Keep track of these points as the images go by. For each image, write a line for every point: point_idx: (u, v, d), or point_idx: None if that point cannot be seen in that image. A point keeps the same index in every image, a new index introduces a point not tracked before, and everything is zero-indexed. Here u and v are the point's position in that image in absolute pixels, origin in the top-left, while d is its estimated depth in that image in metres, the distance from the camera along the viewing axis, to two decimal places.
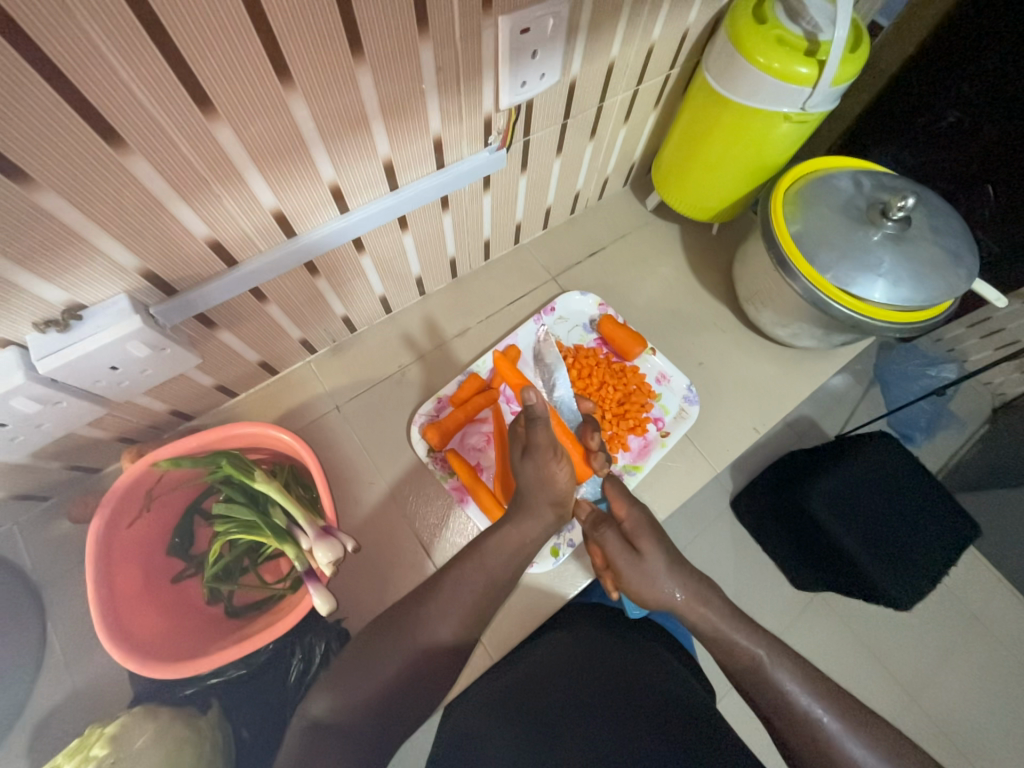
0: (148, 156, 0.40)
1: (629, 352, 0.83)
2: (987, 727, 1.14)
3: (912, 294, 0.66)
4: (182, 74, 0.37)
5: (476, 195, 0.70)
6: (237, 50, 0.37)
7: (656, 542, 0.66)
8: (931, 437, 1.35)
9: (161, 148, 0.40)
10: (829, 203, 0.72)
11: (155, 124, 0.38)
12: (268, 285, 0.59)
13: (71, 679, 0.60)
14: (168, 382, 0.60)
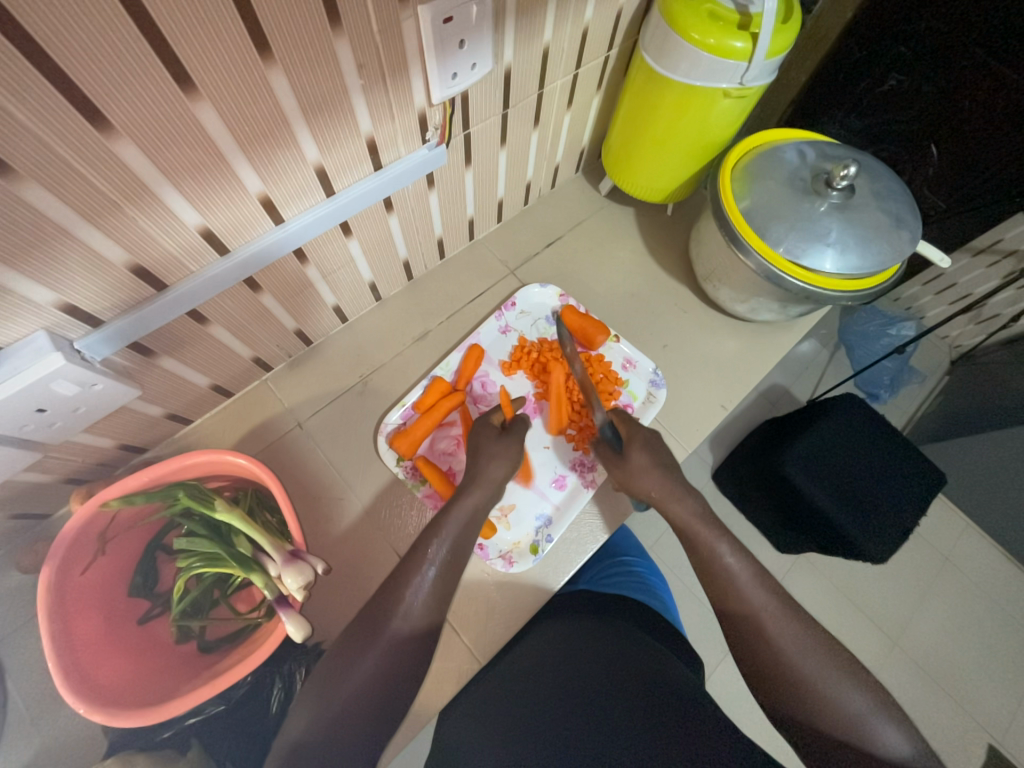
0: (43, 182, 0.37)
1: (592, 341, 0.82)
2: (964, 664, 1.20)
3: (860, 261, 0.67)
4: (66, 91, 0.33)
5: (421, 194, 0.68)
6: (127, 60, 0.34)
7: (651, 448, 0.68)
8: (894, 394, 1.39)
9: (57, 172, 0.37)
10: (775, 177, 0.72)
11: (46, 148, 0.35)
12: (206, 307, 0.56)
13: (40, 735, 0.57)
14: (109, 416, 0.57)
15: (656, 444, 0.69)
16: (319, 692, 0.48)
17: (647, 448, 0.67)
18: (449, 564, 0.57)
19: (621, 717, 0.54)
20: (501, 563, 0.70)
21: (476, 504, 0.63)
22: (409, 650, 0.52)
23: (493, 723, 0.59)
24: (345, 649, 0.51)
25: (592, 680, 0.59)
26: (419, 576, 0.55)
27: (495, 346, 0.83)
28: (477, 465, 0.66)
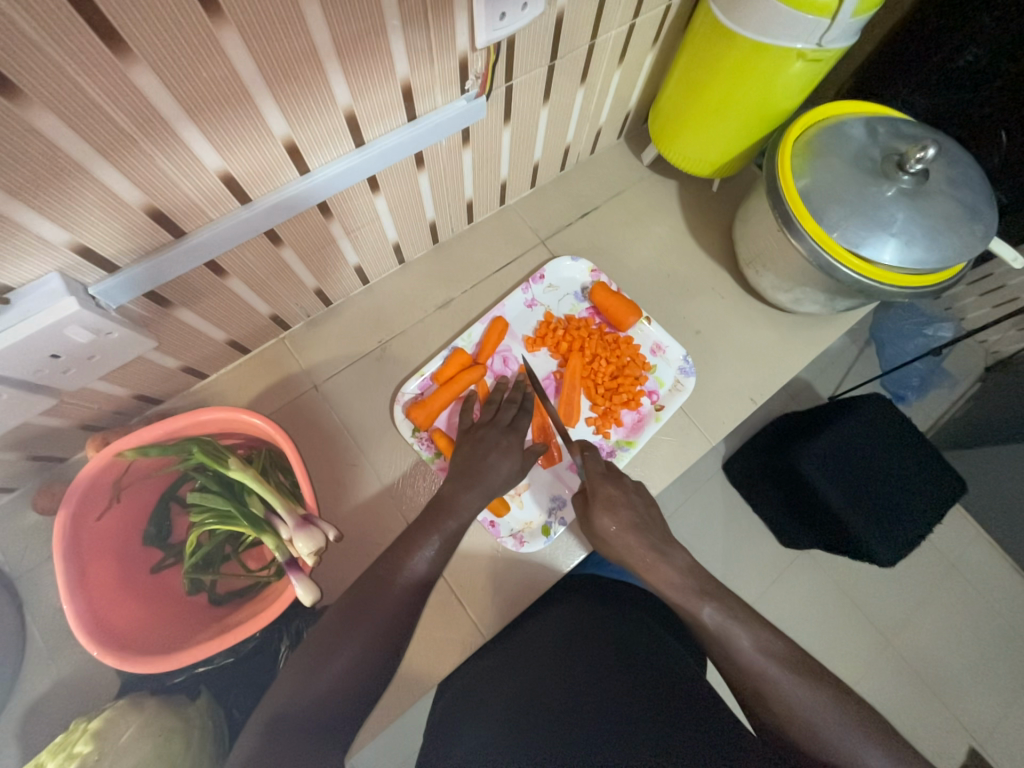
0: (55, 108, 0.34)
1: (622, 322, 0.78)
2: (958, 671, 1.19)
3: (925, 254, 0.61)
4: (80, 5, 0.30)
5: (454, 152, 0.63)
6: None
7: (614, 508, 0.62)
8: (921, 397, 1.34)
9: (70, 98, 0.34)
10: (841, 155, 0.66)
11: (57, 69, 0.32)
12: (225, 258, 0.53)
13: (56, 669, 0.59)
14: (125, 366, 0.56)
15: (619, 502, 0.63)
16: (302, 671, 0.45)
17: (610, 512, 0.62)
18: (447, 549, 0.55)
19: (623, 709, 0.53)
20: (511, 542, 0.70)
21: (491, 482, 0.61)
22: (407, 620, 0.50)
23: (488, 713, 0.57)
24: (331, 627, 0.48)
25: (590, 672, 0.58)
26: (427, 556, 0.53)
27: (519, 320, 0.80)
28: (496, 448, 0.64)
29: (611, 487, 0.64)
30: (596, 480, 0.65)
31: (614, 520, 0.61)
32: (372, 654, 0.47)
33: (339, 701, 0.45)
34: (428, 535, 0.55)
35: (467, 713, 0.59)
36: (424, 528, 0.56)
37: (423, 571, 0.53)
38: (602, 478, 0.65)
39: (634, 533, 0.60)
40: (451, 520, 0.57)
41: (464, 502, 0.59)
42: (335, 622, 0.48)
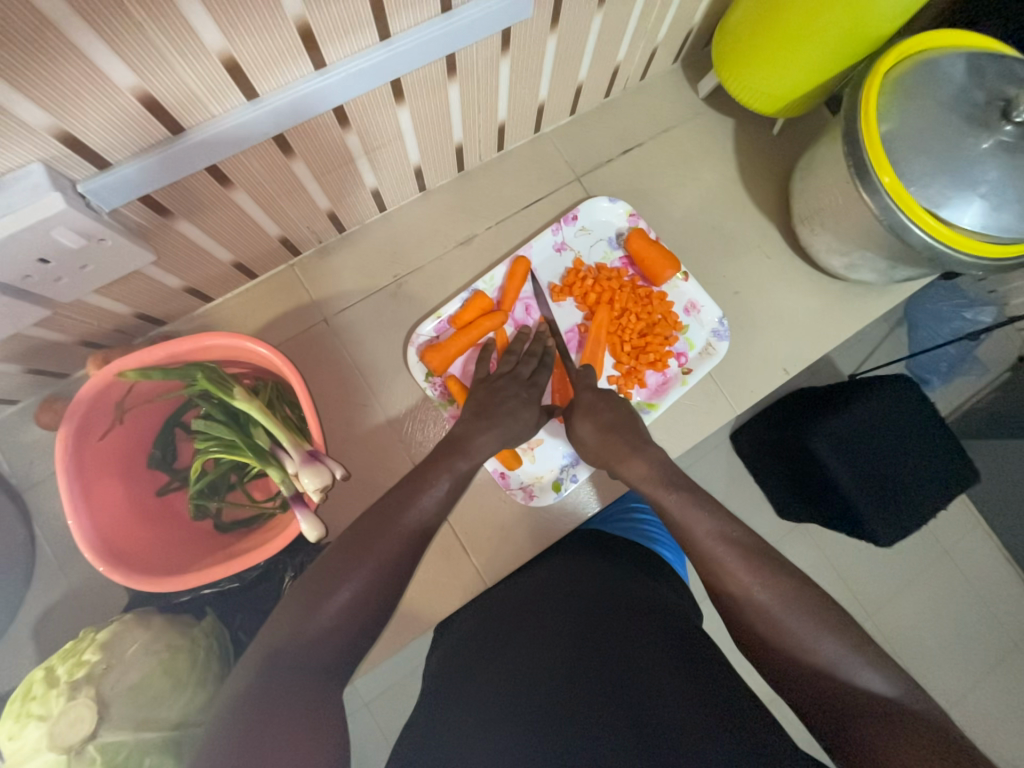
0: None
1: (658, 276, 0.72)
2: (935, 647, 1.22)
3: (1013, 222, 0.54)
4: None
5: (491, 61, 0.55)
6: None
7: (594, 412, 0.61)
8: (948, 382, 1.28)
9: None
10: (936, 97, 0.57)
11: None
12: (231, 166, 0.48)
13: (67, 579, 0.60)
14: (124, 279, 0.52)
15: (600, 407, 0.62)
16: (300, 612, 0.44)
17: (590, 416, 0.61)
18: (456, 491, 0.54)
19: (631, 655, 0.51)
20: (521, 494, 0.70)
21: (506, 433, 0.59)
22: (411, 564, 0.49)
23: (480, 658, 0.55)
24: (333, 563, 0.47)
25: (590, 612, 0.56)
26: (437, 496, 0.52)
27: (547, 265, 0.74)
28: (515, 398, 0.61)
29: (591, 393, 0.63)
30: (579, 388, 0.65)
31: (592, 424, 0.61)
32: (376, 588, 0.46)
33: (344, 637, 0.44)
34: (439, 474, 0.54)
35: (462, 647, 0.59)
36: (435, 468, 0.54)
37: (435, 518, 0.52)
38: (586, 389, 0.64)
39: (609, 433, 0.59)
40: (463, 459, 0.55)
41: (479, 445, 0.57)
42: (334, 560, 0.47)
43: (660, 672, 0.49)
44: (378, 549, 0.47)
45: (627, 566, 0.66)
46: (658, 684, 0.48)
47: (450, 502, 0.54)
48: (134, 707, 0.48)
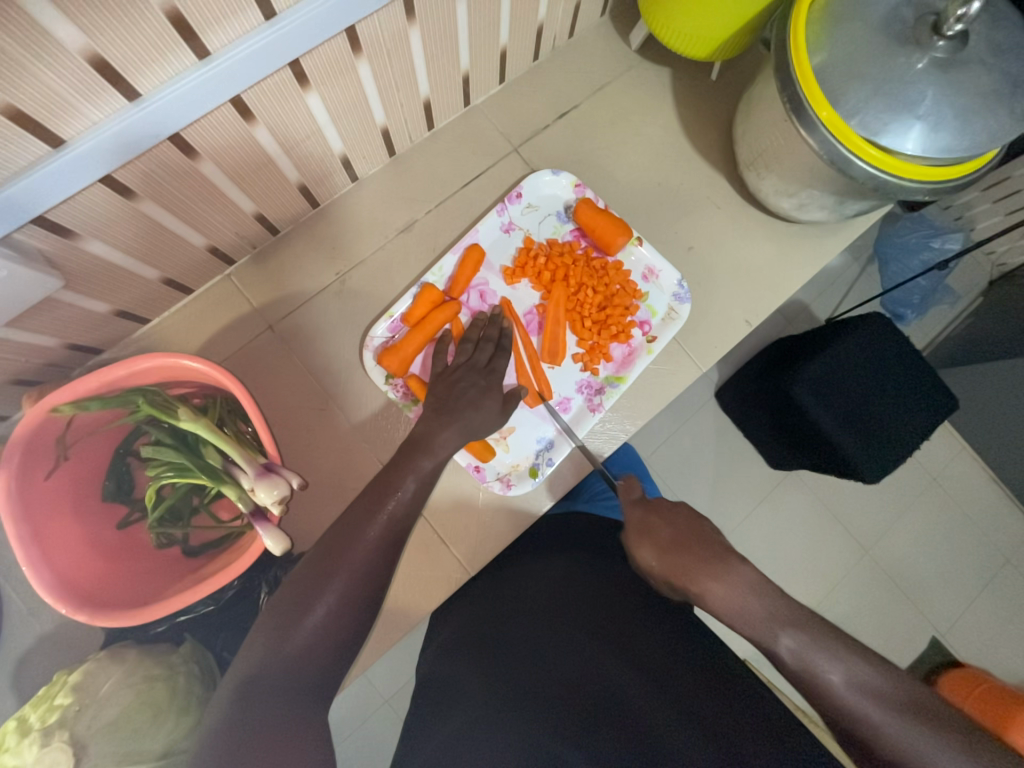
0: None
1: (611, 245, 0.70)
2: (930, 574, 1.26)
3: (953, 142, 0.53)
4: None
5: (398, 33, 0.52)
6: None
7: (649, 533, 0.56)
8: (921, 315, 1.28)
9: None
10: (866, 19, 0.55)
11: None
12: (130, 175, 0.45)
13: (39, 624, 0.58)
14: (40, 309, 0.49)
15: (656, 524, 0.56)
16: (277, 628, 0.44)
17: (648, 538, 0.56)
18: (427, 486, 0.53)
19: (608, 649, 0.54)
20: (498, 485, 0.68)
21: (468, 423, 0.58)
22: (385, 573, 0.48)
23: (469, 657, 0.58)
24: (303, 579, 0.46)
25: (569, 607, 0.59)
26: (405, 497, 0.51)
27: (497, 247, 0.72)
28: (471, 389, 0.61)
29: (641, 508, 0.58)
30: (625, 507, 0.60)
31: (651, 548, 0.55)
32: (349, 602, 0.46)
33: (321, 653, 0.45)
34: (403, 475, 0.52)
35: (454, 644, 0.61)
36: (398, 470, 0.53)
37: (406, 519, 0.51)
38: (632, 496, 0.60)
39: (670, 557, 0.54)
40: (427, 459, 0.54)
41: (441, 441, 0.56)
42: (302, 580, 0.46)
43: (636, 663, 0.53)
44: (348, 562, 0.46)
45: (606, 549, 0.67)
46: (632, 676, 0.52)
47: (421, 501, 0.53)
48: (115, 742, 0.48)
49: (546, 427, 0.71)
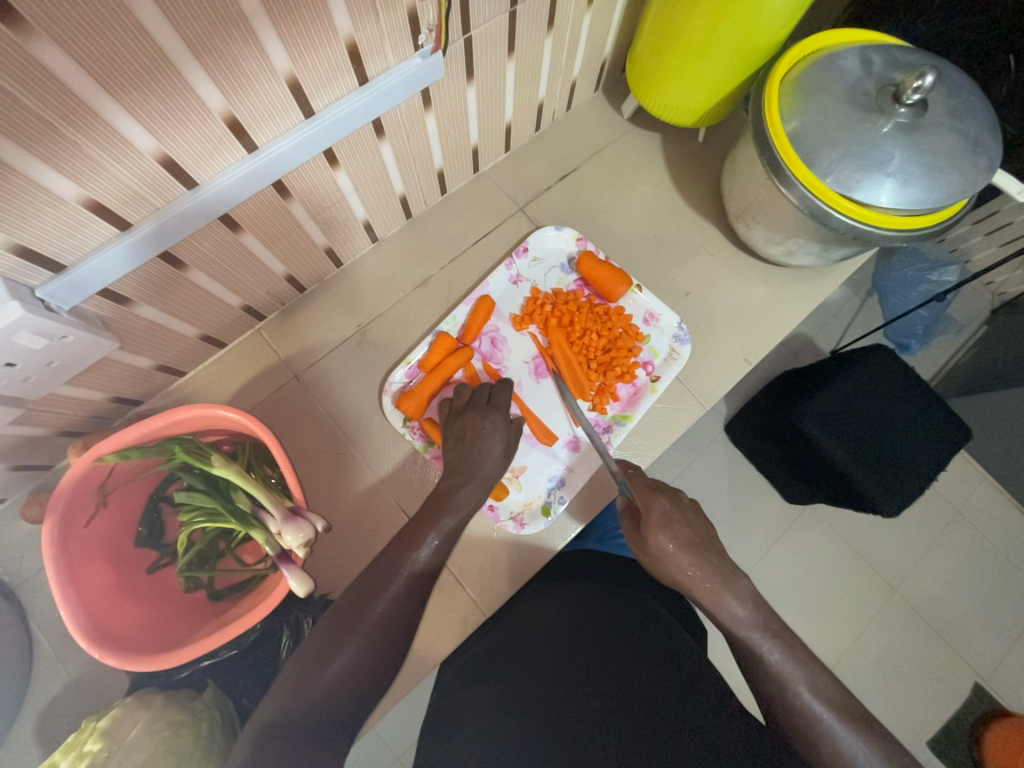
0: None
1: (612, 293, 0.75)
2: (963, 612, 1.21)
3: (923, 194, 0.57)
4: None
5: (416, 118, 0.59)
6: None
7: (672, 525, 0.59)
8: (926, 346, 1.29)
9: None
10: (833, 91, 0.61)
11: None
12: (182, 249, 0.51)
13: (67, 671, 0.60)
14: (94, 368, 0.54)
15: (677, 519, 0.60)
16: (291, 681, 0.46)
17: (668, 531, 0.58)
18: (449, 542, 0.57)
19: (615, 679, 0.54)
20: (512, 525, 0.70)
21: (485, 471, 0.62)
22: (403, 619, 0.50)
23: (477, 695, 0.58)
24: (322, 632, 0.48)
25: (576, 637, 0.60)
26: (427, 552, 0.55)
27: (505, 298, 0.77)
28: (481, 436, 0.64)
29: (664, 500, 0.61)
30: (649, 495, 0.61)
31: (672, 539, 0.58)
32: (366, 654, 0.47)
33: (343, 697, 0.47)
34: (426, 532, 0.56)
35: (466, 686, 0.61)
36: (423, 527, 0.57)
37: (428, 570, 0.55)
38: (652, 491, 0.62)
39: (693, 553, 0.57)
40: (449, 516, 0.58)
41: (461, 497, 0.60)
42: (327, 628, 0.49)
43: (643, 692, 0.53)
44: (374, 612, 0.49)
45: (617, 591, 0.68)
46: (639, 705, 0.51)
47: (443, 555, 0.57)
48: None
49: (558, 465, 0.74)
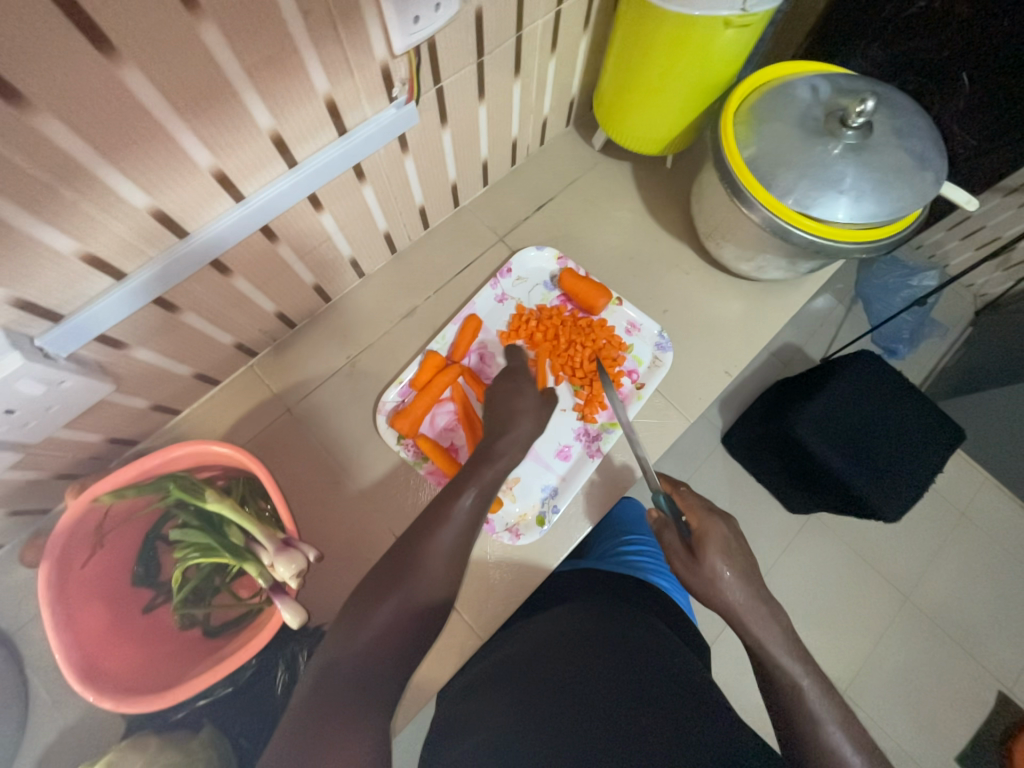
0: None
1: (594, 305, 0.78)
2: (976, 617, 1.19)
3: (876, 208, 0.61)
4: None
5: (396, 161, 0.63)
6: (36, 29, 0.31)
7: (721, 558, 0.60)
8: (913, 349, 1.32)
9: None
10: (784, 118, 0.65)
11: None
12: (175, 294, 0.53)
13: (62, 717, 0.59)
14: (91, 411, 0.56)
15: (735, 548, 0.61)
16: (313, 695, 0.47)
17: (726, 555, 0.60)
18: (487, 495, 0.61)
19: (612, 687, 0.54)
20: (508, 536, 0.71)
21: (523, 433, 0.65)
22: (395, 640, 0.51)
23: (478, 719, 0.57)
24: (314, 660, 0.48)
25: (574, 650, 0.59)
26: (472, 498, 0.59)
27: (492, 316, 0.80)
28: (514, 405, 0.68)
29: (723, 529, 0.63)
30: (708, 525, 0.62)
31: (728, 565, 0.59)
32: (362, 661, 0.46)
33: (394, 647, 0.51)
34: (461, 492, 0.59)
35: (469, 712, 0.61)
36: (456, 488, 0.60)
37: (461, 533, 0.57)
38: (709, 515, 0.63)
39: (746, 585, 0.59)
40: (483, 472, 0.61)
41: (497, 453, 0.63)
42: (369, 590, 0.53)
43: (640, 700, 0.52)
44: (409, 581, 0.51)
45: (619, 610, 0.68)
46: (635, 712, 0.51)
47: (476, 514, 0.59)
48: None
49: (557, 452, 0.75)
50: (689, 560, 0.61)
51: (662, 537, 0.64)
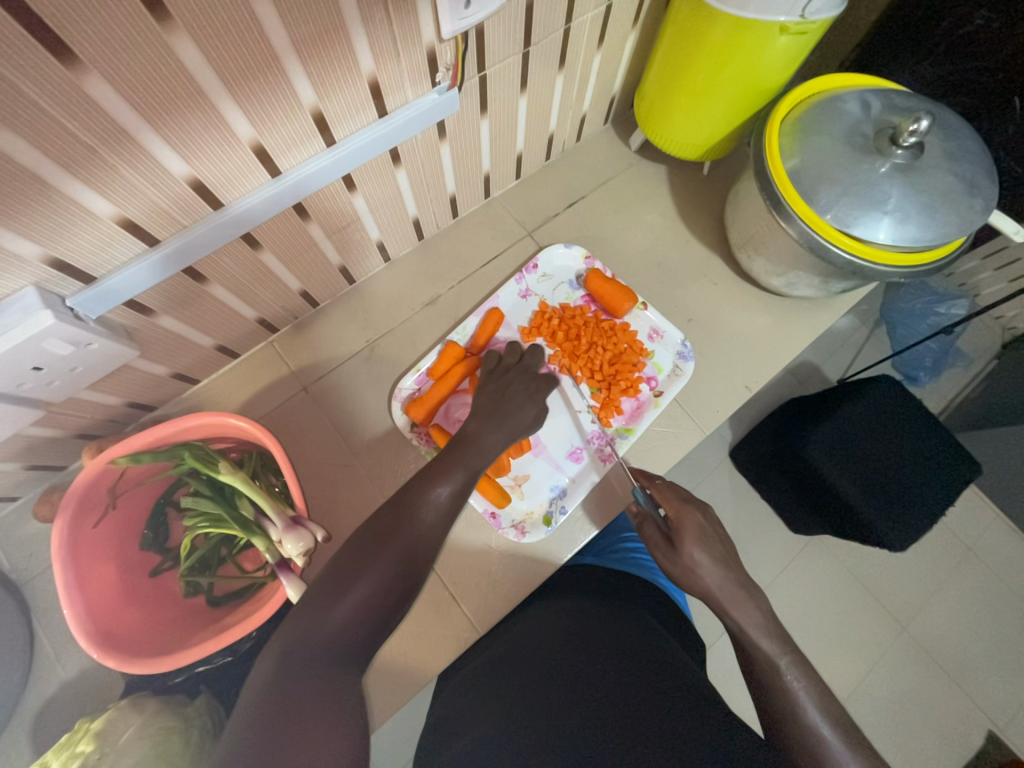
0: (25, 133, 0.35)
1: (618, 309, 0.77)
2: (975, 652, 1.17)
3: (920, 231, 0.59)
4: (33, 27, 0.30)
5: (431, 147, 0.63)
6: None
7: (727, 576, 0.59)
8: (935, 377, 1.29)
9: (39, 122, 0.35)
10: (832, 132, 0.63)
11: (26, 98, 0.33)
12: (204, 264, 0.54)
13: (64, 671, 0.61)
14: (114, 374, 0.57)
15: (711, 535, 0.61)
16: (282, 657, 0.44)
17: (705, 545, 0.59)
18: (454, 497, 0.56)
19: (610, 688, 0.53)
20: (513, 533, 0.71)
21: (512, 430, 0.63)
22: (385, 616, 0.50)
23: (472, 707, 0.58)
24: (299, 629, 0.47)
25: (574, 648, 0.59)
26: (434, 502, 0.54)
27: (514, 311, 0.79)
28: (503, 410, 0.65)
29: (699, 518, 0.62)
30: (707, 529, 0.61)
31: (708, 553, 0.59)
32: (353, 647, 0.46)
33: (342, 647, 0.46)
34: (437, 480, 0.56)
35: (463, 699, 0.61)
36: (429, 477, 0.56)
37: (438, 520, 0.54)
38: (684, 504, 0.63)
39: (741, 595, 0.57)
40: (462, 465, 0.57)
41: (483, 446, 0.61)
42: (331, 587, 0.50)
43: (639, 701, 0.52)
44: (401, 575, 0.50)
45: (621, 610, 0.68)
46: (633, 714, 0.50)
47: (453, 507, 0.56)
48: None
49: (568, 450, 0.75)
50: (672, 552, 0.61)
51: (641, 531, 0.65)
